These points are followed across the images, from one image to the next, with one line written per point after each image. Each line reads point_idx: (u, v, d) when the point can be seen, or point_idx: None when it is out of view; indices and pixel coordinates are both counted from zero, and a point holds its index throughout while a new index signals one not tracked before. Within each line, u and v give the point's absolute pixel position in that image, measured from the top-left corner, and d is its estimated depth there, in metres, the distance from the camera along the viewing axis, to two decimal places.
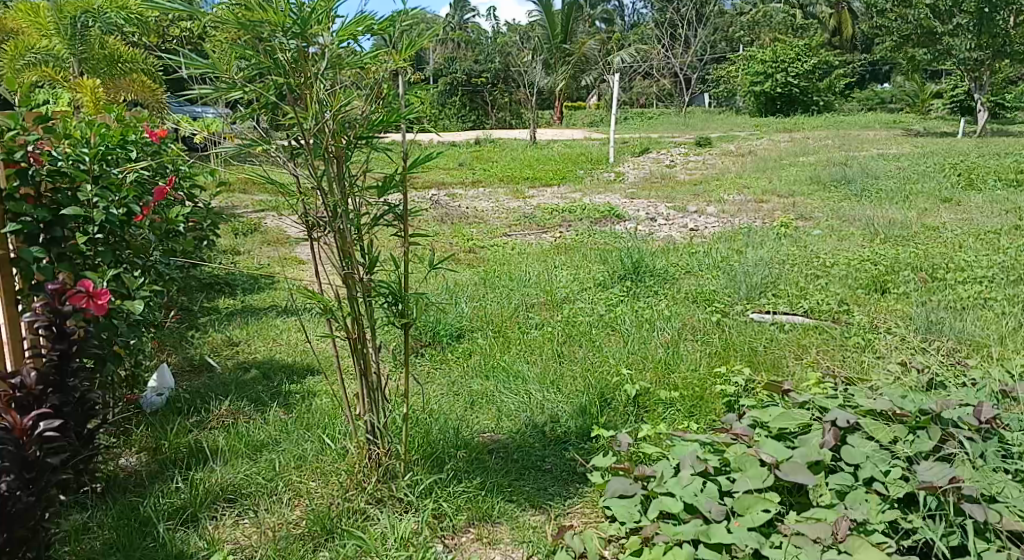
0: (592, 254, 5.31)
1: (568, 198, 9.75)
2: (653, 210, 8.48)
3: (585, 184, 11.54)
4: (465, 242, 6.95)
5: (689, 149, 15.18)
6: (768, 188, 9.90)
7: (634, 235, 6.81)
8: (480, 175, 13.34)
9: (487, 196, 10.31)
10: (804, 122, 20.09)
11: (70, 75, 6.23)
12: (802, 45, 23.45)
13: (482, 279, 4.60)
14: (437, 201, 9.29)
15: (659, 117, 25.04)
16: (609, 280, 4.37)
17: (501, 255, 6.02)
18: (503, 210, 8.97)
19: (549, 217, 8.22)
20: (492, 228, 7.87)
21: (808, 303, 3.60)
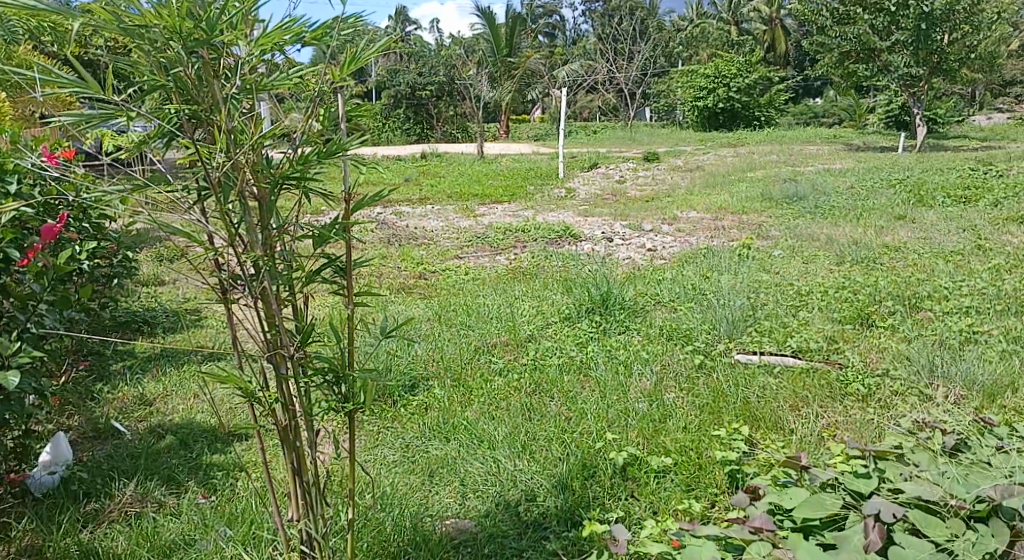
0: (552, 281, 4.95)
1: (520, 216, 9.41)
2: (608, 229, 8.19)
3: (536, 200, 11.23)
4: (414, 267, 6.53)
5: (638, 164, 15.02)
6: (722, 204, 9.71)
7: (592, 258, 6.49)
8: (428, 191, 12.96)
9: (436, 214, 9.91)
10: (748, 137, 20.21)
11: None
12: (743, 61, 23.68)
13: (436, 314, 4.18)
14: (382, 222, 8.85)
15: (604, 132, 24.97)
16: (575, 314, 4.00)
17: (453, 283, 5.61)
18: (453, 230, 8.59)
19: (502, 238, 7.86)
20: (441, 249, 7.48)
21: (795, 342, 3.29)
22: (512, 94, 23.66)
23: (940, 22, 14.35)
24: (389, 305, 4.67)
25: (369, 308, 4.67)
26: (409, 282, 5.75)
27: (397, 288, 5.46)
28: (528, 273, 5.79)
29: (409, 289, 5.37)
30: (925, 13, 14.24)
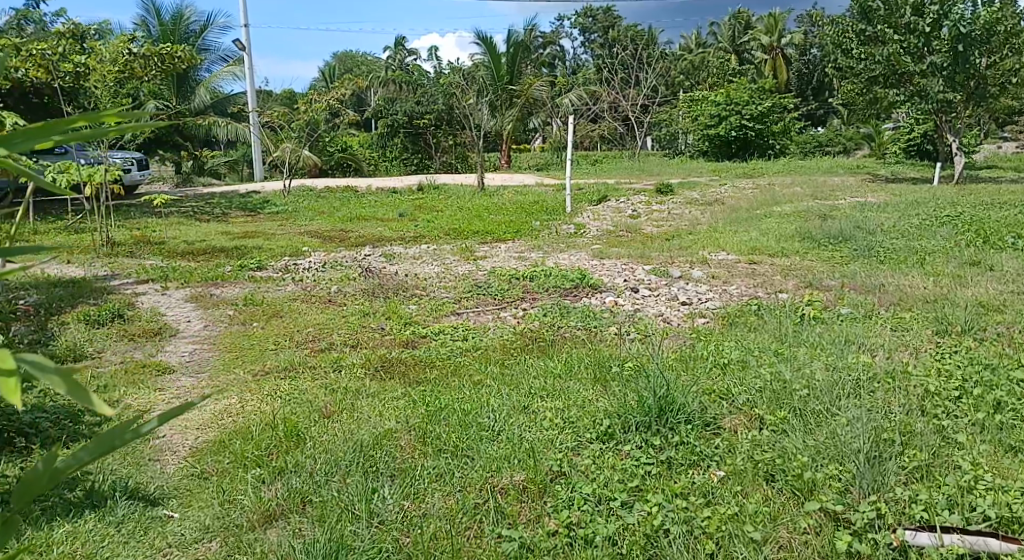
0: (581, 360, 3.71)
1: (525, 259, 8.23)
2: (630, 275, 6.74)
3: (544, 239, 10.02)
4: (399, 331, 5.33)
5: (651, 197, 13.86)
6: (755, 243, 8.48)
7: (617, 316, 5.28)
8: (422, 228, 11.86)
9: (430, 256, 8.76)
10: (765, 167, 19.07)
11: None
12: (755, 87, 22.61)
13: (421, 425, 2.95)
14: (368, 269, 7.73)
15: (610, 162, 23.87)
16: (621, 429, 2.77)
17: (448, 360, 4.38)
18: (449, 277, 7.39)
19: (506, 287, 6.64)
20: (434, 302, 6.29)
21: (989, 508, 2.11)
22: (512, 123, 22.63)
23: (978, 43, 13.30)
24: (359, 406, 3.45)
25: (330, 411, 3.45)
26: (391, 357, 4.52)
27: (376, 369, 4.24)
28: (542, 342, 4.57)
29: (391, 371, 4.14)
30: (962, 34, 13.19)
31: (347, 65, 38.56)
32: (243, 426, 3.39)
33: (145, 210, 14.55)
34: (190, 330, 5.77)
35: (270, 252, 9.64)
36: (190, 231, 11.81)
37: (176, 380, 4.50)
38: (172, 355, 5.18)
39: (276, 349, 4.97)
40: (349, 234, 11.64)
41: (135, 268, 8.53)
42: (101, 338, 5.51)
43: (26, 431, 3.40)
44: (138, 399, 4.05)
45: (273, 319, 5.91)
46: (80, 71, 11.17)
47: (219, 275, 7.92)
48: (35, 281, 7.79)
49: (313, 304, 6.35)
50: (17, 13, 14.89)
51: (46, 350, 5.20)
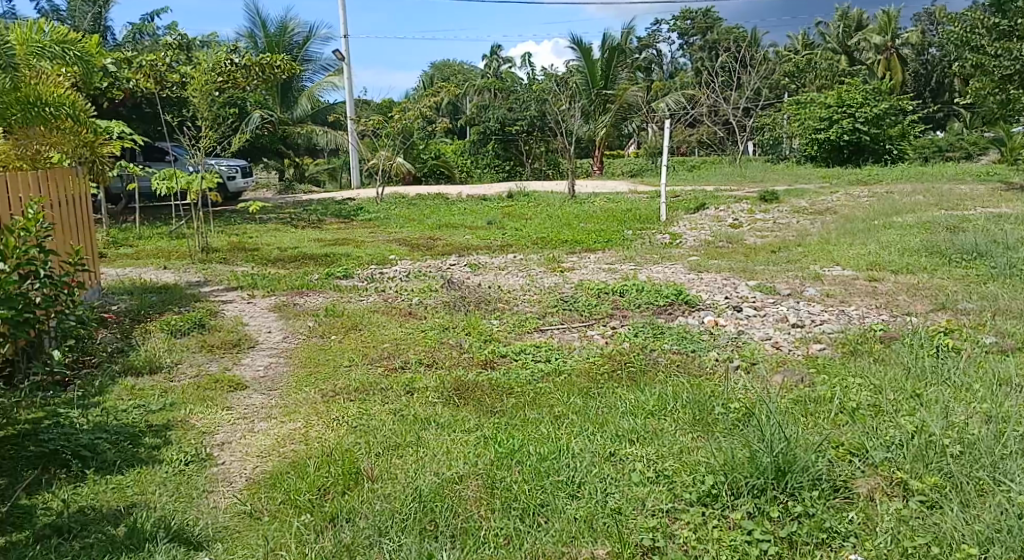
0: (680, 394, 3.23)
1: (616, 270, 7.76)
2: (732, 292, 6.17)
3: (637, 250, 9.53)
4: (478, 350, 4.97)
5: (754, 205, 13.09)
6: (873, 257, 7.72)
7: (718, 338, 4.76)
8: (511, 236, 11.54)
9: (515, 267, 8.41)
10: (882, 173, 17.84)
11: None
12: (870, 89, 21.30)
13: (494, 471, 2.62)
14: (451, 280, 7.44)
15: (710, 168, 22.99)
16: (729, 491, 2.41)
17: (530, 386, 3.97)
18: (534, 289, 6.99)
19: (595, 302, 6.19)
20: (517, 318, 5.92)
21: None
22: (607, 129, 22.10)
23: None
24: (427, 440, 3.11)
25: (394, 443, 3.12)
26: (469, 379, 4.16)
27: (449, 393, 3.88)
28: (633, 367, 4.11)
29: (466, 397, 3.78)
30: None
31: (443, 73, 38.89)
32: (302, 458, 3.11)
33: (244, 216, 14.83)
34: (269, 342, 5.61)
35: (357, 260, 9.54)
36: (284, 237, 11.92)
37: (247, 398, 4.29)
38: (245, 369, 5.00)
39: (350, 366, 4.70)
40: (437, 242, 11.45)
41: (226, 275, 8.55)
42: (181, 348, 5.41)
43: (83, 453, 3.22)
44: (203, 419, 3.82)
45: (351, 332, 5.68)
46: (186, 81, 11.45)
47: (304, 284, 7.81)
48: (128, 287, 7.88)
49: (393, 317, 6.09)
50: (132, 27, 15.54)
51: (127, 360, 5.11)
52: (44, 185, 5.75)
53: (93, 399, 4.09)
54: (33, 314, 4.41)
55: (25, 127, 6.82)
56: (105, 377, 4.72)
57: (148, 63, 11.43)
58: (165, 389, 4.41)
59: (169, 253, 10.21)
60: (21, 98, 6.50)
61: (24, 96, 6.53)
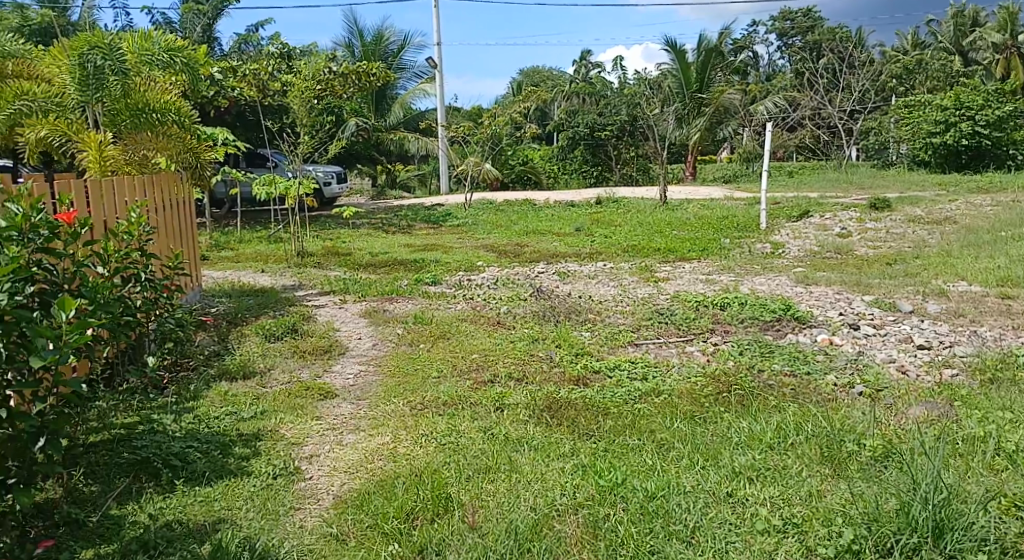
0: (801, 425, 2.98)
1: (715, 281, 7.38)
2: (844, 308, 5.74)
3: (735, 260, 9.11)
4: (571, 364, 4.74)
5: (862, 213, 12.39)
6: (1001, 272, 7.09)
7: (834, 360, 4.38)
8: (602, 243, 11.29)
9: (606, 276, 8.16)
10: (1005, 181, 16.66)
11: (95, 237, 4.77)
12: (991, 90, 19.99)
13: (594, 506, 2.50)
14: (540, 289, 7.25)
15: (812, 174, 22.05)
16: (873, 547, 2.20)
17: (627, 407, 3.70)
18: (627, 300, 6.71)
19: (693, 316, 5.87)
20: (611, 330, 5.66)
21: None
22: (702, 133, 21.52)
23: None
24: (521, 465, 2.90)
25: (486, 466, 2.94)
26: (560, 395, 3.94)
27: (539, 411, 3.66)
28: (739, 390, 3.80)
29: (559, 416, 3.56)
30: None
31: (531, 80, 38.89)
32: (390, 477, 2.97)
33: (337, 221, 15.10)
34: (359, 349, 5.53)
35: (446, 267, 9.47)
36: (376, 242, 12.00)
37: (335, 407, 4.19)
38: (334, 376, 4.93)
39: (438, 377, 4.55)
40: (527, 248, 11.32)
41: (319, 279, 8.61)
42: (274, 353, 5.36)
43: (173, 462, 3.18)
44: (293, 429, 3.72)
45: (439, 341, 5.56)
46: (286, 89, 11.69)
47: (394, 290, 7.78)
48: (226, 289, 8.03)
49: (481, 326, 5.95)
50: (238, 37, 16.10)
51: (222, 364, 5.09)
52: (149, 189, 5.85)
53: (187, 405, 4.06)
54: (134, 318, 4.42)
55: (134, 133, 6.99)
56: (201, 381, 4.70)
57: (252, 71, 11.73)
58: (256, 396, 4.35)
59: (267, 257, 10.40)
60: (130, 105, 6.84)
61: (134, 102, 6.87)
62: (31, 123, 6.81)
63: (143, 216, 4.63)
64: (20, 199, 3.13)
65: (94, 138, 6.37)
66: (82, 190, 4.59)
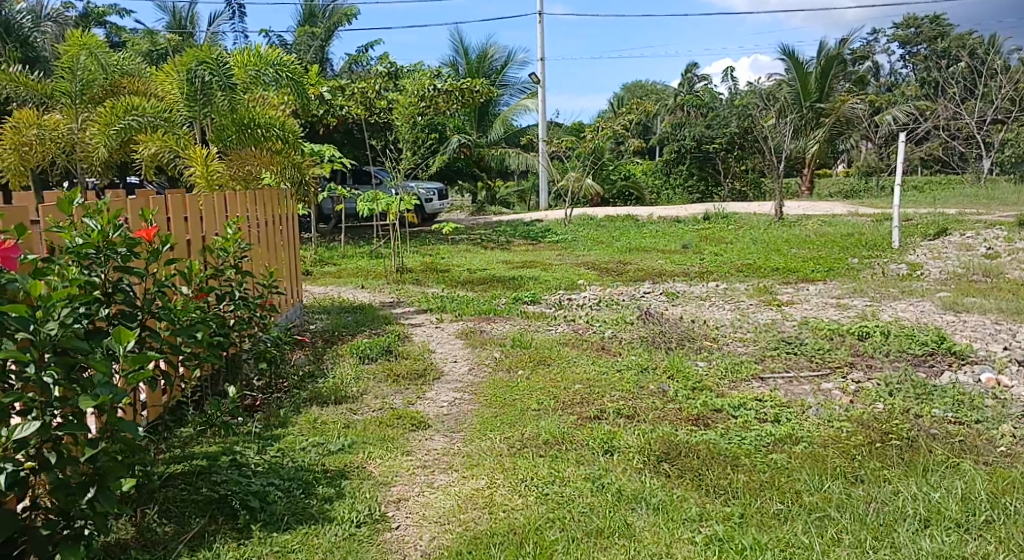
0: (998, 501, 2.58)
1: (848, 308, 6.78)
2: (1008, 342, 5.01)
3: (864, 287, 8.36)
4: (687, 402, 4.23)
5: (1008, 232, 11.34)
6: None
7: (1008, 407, 3.75)
8: (712, 262, 10.73)
9: (722, 299, 7.67)
10: None
11: (190, 256, 4.56)
12: None
13: None
14: (650, 311, 6.79)
15: (941, 189, 20.56)
16: None
17: (761, 464, 3.16)
18: (747, 325, 6.21)
19: (827, 346, 5.36)
20: (731, 362, 5.12)
21: None
22: (820, 146, 20.63)
23: None
24: (641, 532, 2.51)
25: (595, 529, 2.55)
26: (678, 440, 3.46)
27: (656, 460, 3.19)
28: (898, 442, 3.28)
29: (680, 467, 3.09)
30: None
31: (634, 94, 38.46)
32: (488, 535, 2.57)
33: (437, 237, 15.00)
34: (455, 374, 5.13)
35: (546, 285, 9.09)
36: (474, 258, 11.77)
37: (427, 441, 3.80)
38: (423, 404, 4.50)
39: (537, 411, 4.11)
40: (630, 266, 10.85)
41: (417, 296, 8.40)
42: (369, 376, 5.02)
43: (251, 503, 2.86)
44: (381, 466, 3.36)
45: (539, 367, 5.13)
46: (392, 106, 11.66)
47: (491, 309, 7.41)
48: (325, 305, 7.89)
49: (584, 351, 5.50)
50: (348, 58, 16.28)
51: (315, 386, 4.79)
52: (250, 206, 5.67)
53: (275, 434, 3.75)
54: (226, 338, 4.17)
55: (239, 149, 6.81)
56: (292, 406, 4.40)
57: (360, 89, 11.76)
58: (347, 424, 4.01)
59: (367, 272, 10.30)
60: (237, 120, 6.73)
61: (240, 117, 6.75)
62: (142, 140, 6.69)
63: (241, 233, 4.41)
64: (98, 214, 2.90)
65: (200, 152, 6.19)
66: (180, 206, 4.38)
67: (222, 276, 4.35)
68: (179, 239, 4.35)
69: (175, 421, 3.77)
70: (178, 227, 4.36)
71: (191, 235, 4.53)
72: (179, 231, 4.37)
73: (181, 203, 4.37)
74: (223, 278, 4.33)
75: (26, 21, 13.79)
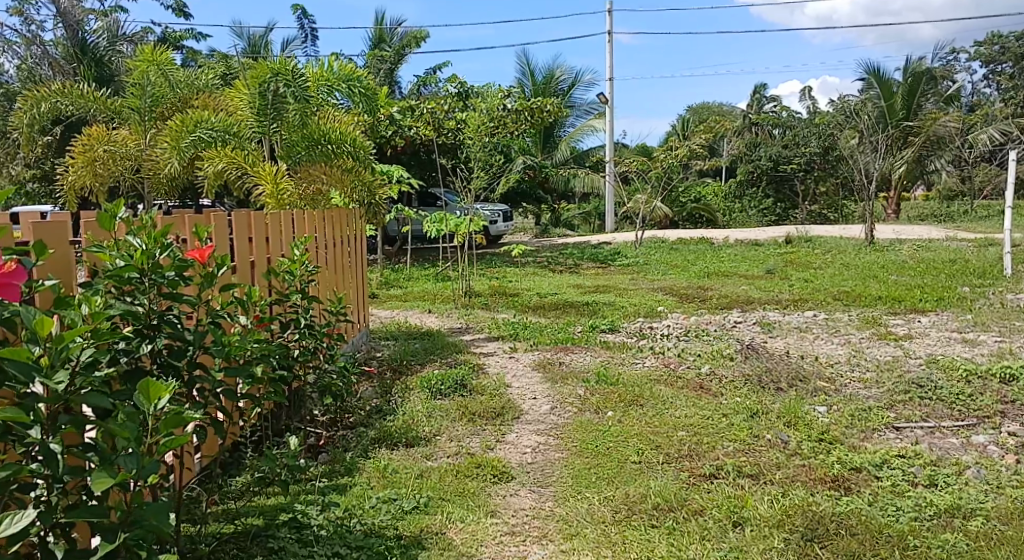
0: None
1: (978, 345, 6.21)
2: None
3: (983, 323, 7.53)
4: (820, 462, 3.63)
5: None
6: None
7: None
8: (801, 288, 10.13)
9: (825, 331, 7.04)
10: None
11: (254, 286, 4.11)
12: None
13: None
14: (750, 343, 6.22)
15: None
16: None
17: (936, 550, 2.65)
18: (866, 362, 5.64)
19: (968, 389, 4.87)
20: (856, 408, 4.60)
21: None
22: (907, 167, 19.81)
23: None
24: None
25: None
26: (821, 511, 2.95)
27: (803, 539, 2.70)
28: None
29: (837, 554, 2.60)
30: None
31: (700, 116, 37.82)
32: None
33: (505, 259, 14.61)
34: (536, 414, 4.52)
35: (623, 311, 8.48)
36: (545, 282, 11.29)
37: (514, 498, 3.24)
38: (502, 451, 3.90)
39: (640, 464, 3.52)
40: (714, 291, 10.30)
41: (488, 321, 7.92)
42: (442, 414, 4.46)
43: None
44: (464, 533, 2.83)
45: (632, 409, 4.51)
46: (462, 127, 11.28)
47: (570, 338, 6.86)
48: (391, 330, 7.46)
49: (680, 390, 4.90)
50: (417, 79, 16.08)
51: (383, 424, 4.27)
52: (318, 225, 5.27)
53: (340, 486, 3.25)
54: (290, 371, 3.70)
55: (309, 166, 6.42)
56: (359, 446, 3.88)
57: (430, 110, 11.41)
58: (419, 473, 3.47)
59: (435, 296, 9.88)
60: (307, 136, 6.37)
61: (311, 132, 6.39)
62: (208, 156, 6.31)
63: (310, 255, 3.97)
64: (143, 231, 2.38)
65: (269, 170, 5.84)
66: (244, 225, 3.97)
67: (286, 304, 3.87)
68: (243, 262, 3.94)
69: (228, 471, 3.29)
70: (242, 249, 3.95)
71: (256, 257, 4.12)
72: (244, 253, 3.95)
73: (245, 223, 3.96)
74: (286, 305, 3.84)
75: (103, 43, 13.99)
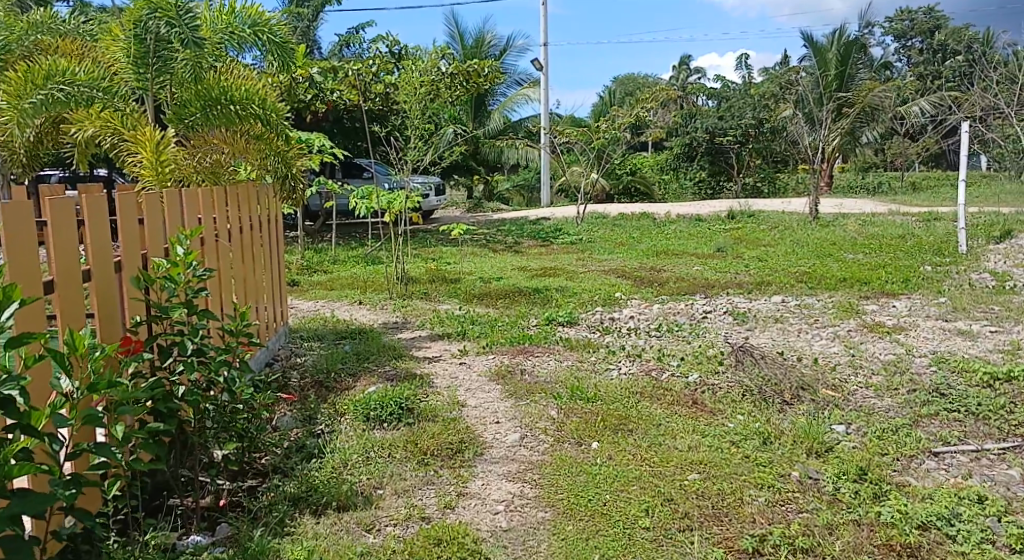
0: None
1: (979, 338, 5.61)
2: None
3: (963, 308, 6.98)
4: (872, 516, 2.85)
5: None
6: None
7: None
8: (757, 268, 9.56)
9: (803, 321, 6.36)
10: None
11: (121, 297, 3.04)
12: None
13: None
14: (732, 341, 5.44)
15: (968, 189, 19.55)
16: None
17: None
18: (870, 363, 4.92)
19: (1000, 400, 4.19)
20: (882, 426, 3.87)
21: None
22: (842, 139, 19.62)
23: None
24: None
25: None
26: None
27: None
28: None
29: None
30: None
31: (629, 88, 37.29)
32: None
33: (439, 237, 13.61)
34: (502, 448, 3.60)
35: (576, 299, 7.63)
36: (484, 263, 10.39)
37: None
38: (464, 509, 2.97)
39: (655, 538, 2.67)
40: (667, 271, 9.63)
41: (428, 314, 6.97)
42: (384, 454, 3.48)
43: None
44: None
45: (622, 438, 3.65)
46: (391, 92, 10.17)
47: (525, 334, 5.96)
48: (316, 328, 6.40)
49: (671, 408, 4.06)
50: (339, 40, 14.73)
51: (306, 472, 3.27)
52: (217, 207, 4.17)
53: None
54: (168, 423, 2.66)
55: (206, 131, 5.31)
56: (272, 513, 2.88)
57: (356, 72, 10.22)
58: None
59: (364, 282, 8.84)
60: (202, 92, 5.22)
61: (207, 88, 5.23)
62: (75, 119, 5.06)
63: (198, 253, 2.91)
64: None
65: (150, 135, 4.66)
66: (105, 212, 2.87)
67: (162, 326, 2.81)
68: (103, 261, 2.86)
69: None
70: (99, 244, 2.85)
71: (123, 254, 3.03)
72: (103, 250, 2.86)
73: (106, 208, 2.87)
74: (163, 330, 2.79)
75: None
